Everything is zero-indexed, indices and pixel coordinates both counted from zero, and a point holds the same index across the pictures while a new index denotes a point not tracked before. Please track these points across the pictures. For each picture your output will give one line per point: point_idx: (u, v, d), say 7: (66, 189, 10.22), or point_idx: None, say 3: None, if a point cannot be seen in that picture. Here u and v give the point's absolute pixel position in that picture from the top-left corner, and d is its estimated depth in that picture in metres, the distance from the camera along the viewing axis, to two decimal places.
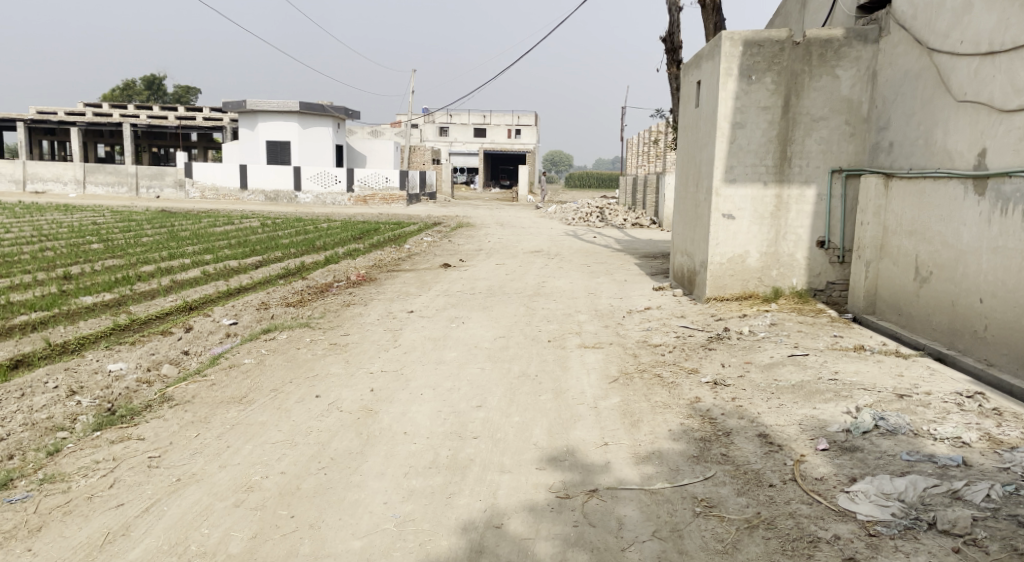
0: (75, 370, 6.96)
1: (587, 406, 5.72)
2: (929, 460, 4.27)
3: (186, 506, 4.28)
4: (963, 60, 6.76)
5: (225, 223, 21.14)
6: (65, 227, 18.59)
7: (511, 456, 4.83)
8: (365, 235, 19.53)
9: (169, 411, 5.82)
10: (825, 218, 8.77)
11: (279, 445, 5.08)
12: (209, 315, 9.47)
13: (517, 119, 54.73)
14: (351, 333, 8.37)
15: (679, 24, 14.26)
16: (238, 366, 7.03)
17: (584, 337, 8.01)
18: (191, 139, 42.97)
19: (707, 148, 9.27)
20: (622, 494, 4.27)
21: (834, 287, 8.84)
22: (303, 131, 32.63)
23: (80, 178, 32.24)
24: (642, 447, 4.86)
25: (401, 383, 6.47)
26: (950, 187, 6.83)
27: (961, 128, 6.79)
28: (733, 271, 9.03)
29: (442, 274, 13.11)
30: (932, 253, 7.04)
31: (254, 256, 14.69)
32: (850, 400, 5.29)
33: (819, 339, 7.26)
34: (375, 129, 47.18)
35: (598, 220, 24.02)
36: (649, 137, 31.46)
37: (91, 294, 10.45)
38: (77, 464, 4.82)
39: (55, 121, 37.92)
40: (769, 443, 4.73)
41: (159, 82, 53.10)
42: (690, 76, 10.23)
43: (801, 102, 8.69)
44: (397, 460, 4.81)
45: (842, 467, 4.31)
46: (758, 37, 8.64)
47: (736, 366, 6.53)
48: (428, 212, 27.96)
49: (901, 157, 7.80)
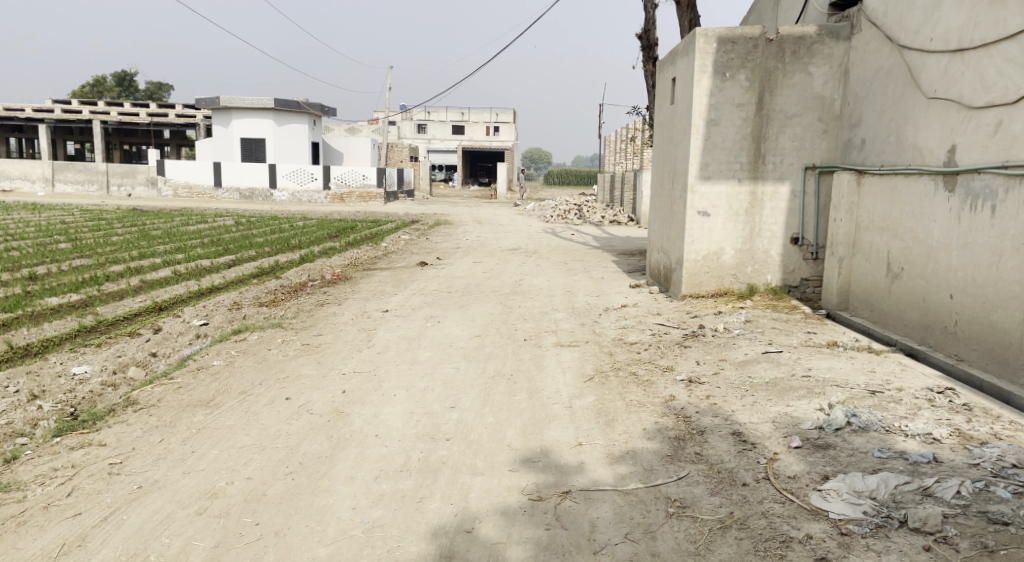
0: (37, 373, 6.81)
1: (561, 406, 5.68)
2: (901, 457, 4.27)
3: (146, 515, 4.22)
4: (933, 57, 6.79)
5: (197, 221, 20.92)
6: (33, 225, 18.32)
7: (483, 458, 4.77)
8: (341, 233, 19.41)
9: (133, 416, 5.71)
10: (799, 215, 8.79)
11: (246, 450, 5.01)
12: (178, 316, 9.32)
13: (496, 116, 54.73)
14: (324, 333, 8.26)
15: (654, 21, 14.25)
16: (206, 368, 6.91)
17: (560, 335, 7.97)
18: (164, 136, 42.49)
19: (682, 145, 9.25)
20: (595, 495, 4.24)
21: (808, 283, 8.87)
22: (278, 128, 32.33)
23: (49, 176, 31.74)
24: (616, 447, 4.83)
25: (374, 384, 6.39)
26: (921, 184, 6.87)
27: (931, 125, 6.83)
28: (708, 268, 9.03)
29: (418, 273, 13.04)
30: (903, 250, 7.08)
31: (226, 255, 14.53)
32: (824, 397, 5.29)
33: (793, 336, 7.27)
34: (351, 126, 46.97)
35: (577, 217, 24.05)
36: (627, 134, 31.54)
37: (57, 294, 10.27)
38: (34, 472, 4.75)
39: (24, 118, 37.32)
40: (742, 442, 4.71)
41: (131, 78, 52.40)
42: (665, 72, 10.22)
43: (774, 99, 8.70)
44: (367, 463, 4.74)
45: (815, 465, 4.31)
46: (732, 34, 8.63)
47: (711, 364, 6.51)
48: (405, 210, 27.80)
49: (873, 153, 7.83)
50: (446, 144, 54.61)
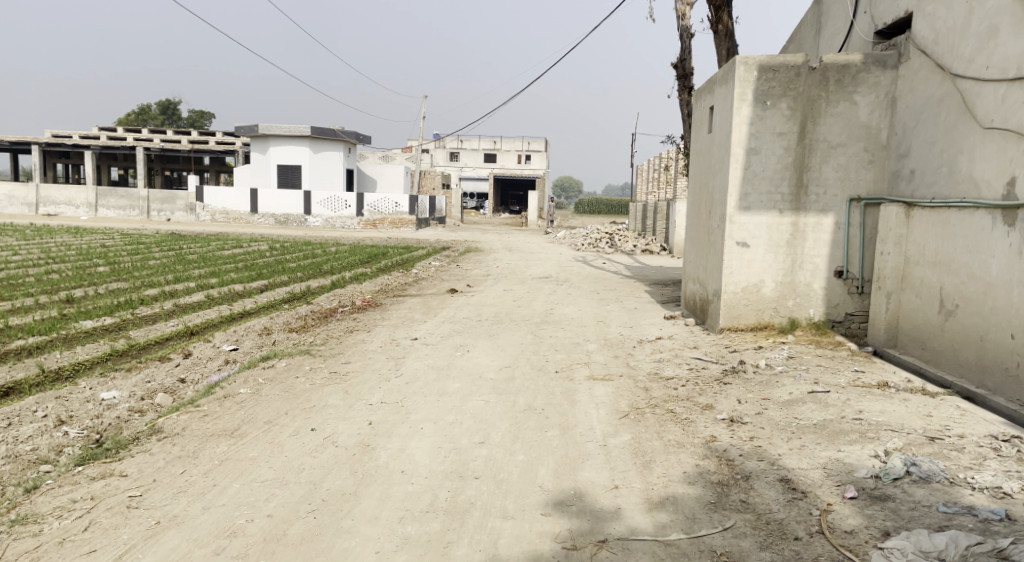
0: (66, 398, 6.69)
1: (596, 444, 5.40)
2: (969, 513, 3.97)
3: (162, 554, 4.04)
4: (989, 86, 6.50)
5: (233, 247, 20.98)
6: (74, 250, 18.46)
7: (514, 499, 4.51)
8: (374, 259, 19.34)
9: (156, 445, 5.54)
10: (844, 247, 8.45)
11: (269, 484, 4.80)
12: (209, 341, 9.20)
13: (528, 144, 54.92)
14: (352, 361, 8.07)
15: (690, 50, 14.09)
16: (233, 397, 6.74)
17: (593, 368, 7.69)
18: (203, 163, 43.17)
19: (720, 175, 9.00)
20: (634, 545, 3.98)
21: (852, 318, 8.49)
22: (313, 155, 32.60)
23: (92, 201, 32.26)
24: (655, 491, 4.54)
25: (401, 416, 6.16)
26: (977, 218, 6.54)
27: (988, 156, 6.52)
28: (748, 300, 8.69)
29: (448, 300, 12.85)
30: (957, 285, 6.73)
31: (259, 280, 14.49)
32: (879, 443, 4.96)
33: (840, 374, 6.92)
34: (385, 154, 47.50)
35: (608, 245, 23.80)
36: (660, 163, 31.39)
37: (91, 318, 10.22)
38: (53, 504, 4.59)
39: (70, 144, 38.11)
40: (792, 490, 4.40)
41: (174, 106, 53.48)
42: (703, 101, 10.00)
43: (817, 128, 8.42)
44: (392, 502, 4.51)
45: (873, 519, 4.02)
46: (774, 62, 8.38)
47: (753, 403, 6.18)
48: (437, 236, 27.76)
49: (923, 185, 7.50)
50: (478, 171, 54.83)
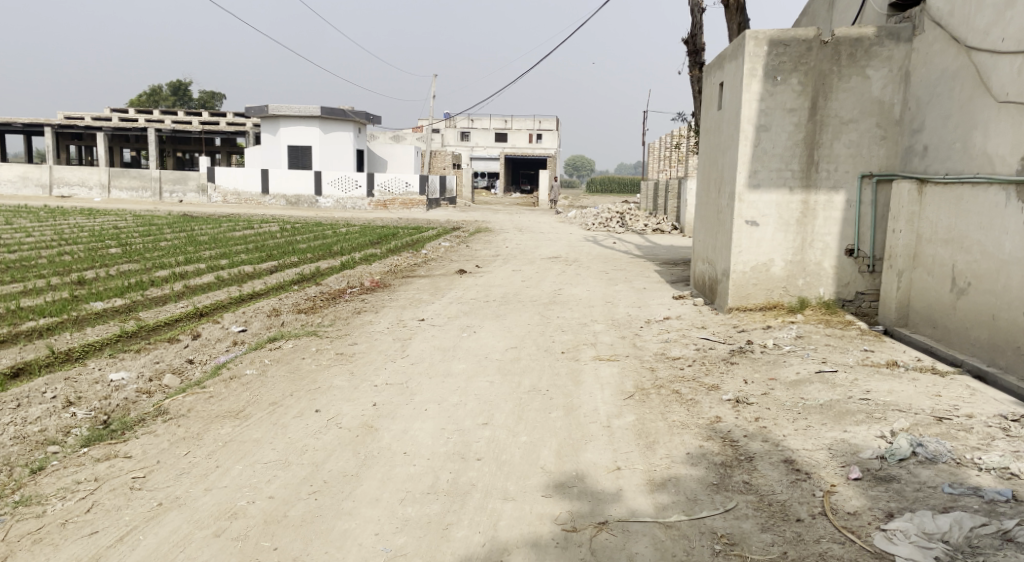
0: (75, 380, 6.71)
1: (599, 425, 5.36)
2: (975, 494, 3.92)
3: (163, 536, 4.05)
4: (1004, 58, 6.35)
5: (244, 227, 20.99)
6: (86, 231, 18.51)
7: (515, 481, 4.49)
8: (384, 240, 19.29)
9: (162, 426, 5.55)
10: (855, 225, 8.33)
11: (271, 465, 4.81)
12: (218, 322, 9.22)
13: (539, 123, 54.56)
14: (359, 342, 8.06)
15: (701, 25, 13.89)
16: (239, 378, 6.74)
17: (600, 348, 7.64)
18: (215, 144, 43.18)
19: (730, 152, 8.88)
20: (634, 527, 3.95)
21: (863, 297, 8.39)
22: (324, 135, 32.52)
23: (105, 183, 32.36)
24: (657, 472, 4.50)
25: (405, 397, 6.14)
26: (990, 194, 6.42)
27: (1002, 130, 6.38)
28: (757, 280, 8.60)
29: (457, 281, 12.81)
30: (970, 263, 6.62)
31: (270, 261, 14.49)
32: (886, 423, 4.90)
33: (849, 354, 6.85)
34: (396, 134, 47.38)
35: (619, 224, 23.65)
36: (671, 141, 31.12)
37: (102, 299, 10.25)
38: (57, 485, 4.61)
39: (82, 126, 38.17)
40: (795, 471, 4.36)
41: (186, 87, 53.46)
42: (713, 77, 9.87)
43: (829, 103, 8.28)
44: (394, 484, 4.50)
45: (877, 500, 3.98)
46: (785, 36, 8.23)
47: (760, 383, 6.12)
48: (448, 216, 27.68)
49: (936, 161, 7.37)
50: (489, 151, 54.60)
